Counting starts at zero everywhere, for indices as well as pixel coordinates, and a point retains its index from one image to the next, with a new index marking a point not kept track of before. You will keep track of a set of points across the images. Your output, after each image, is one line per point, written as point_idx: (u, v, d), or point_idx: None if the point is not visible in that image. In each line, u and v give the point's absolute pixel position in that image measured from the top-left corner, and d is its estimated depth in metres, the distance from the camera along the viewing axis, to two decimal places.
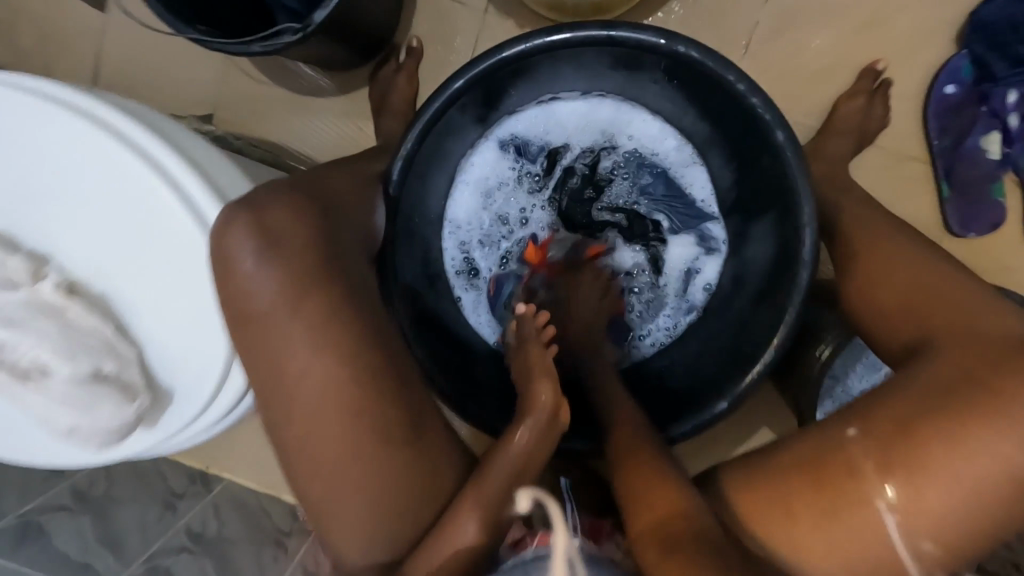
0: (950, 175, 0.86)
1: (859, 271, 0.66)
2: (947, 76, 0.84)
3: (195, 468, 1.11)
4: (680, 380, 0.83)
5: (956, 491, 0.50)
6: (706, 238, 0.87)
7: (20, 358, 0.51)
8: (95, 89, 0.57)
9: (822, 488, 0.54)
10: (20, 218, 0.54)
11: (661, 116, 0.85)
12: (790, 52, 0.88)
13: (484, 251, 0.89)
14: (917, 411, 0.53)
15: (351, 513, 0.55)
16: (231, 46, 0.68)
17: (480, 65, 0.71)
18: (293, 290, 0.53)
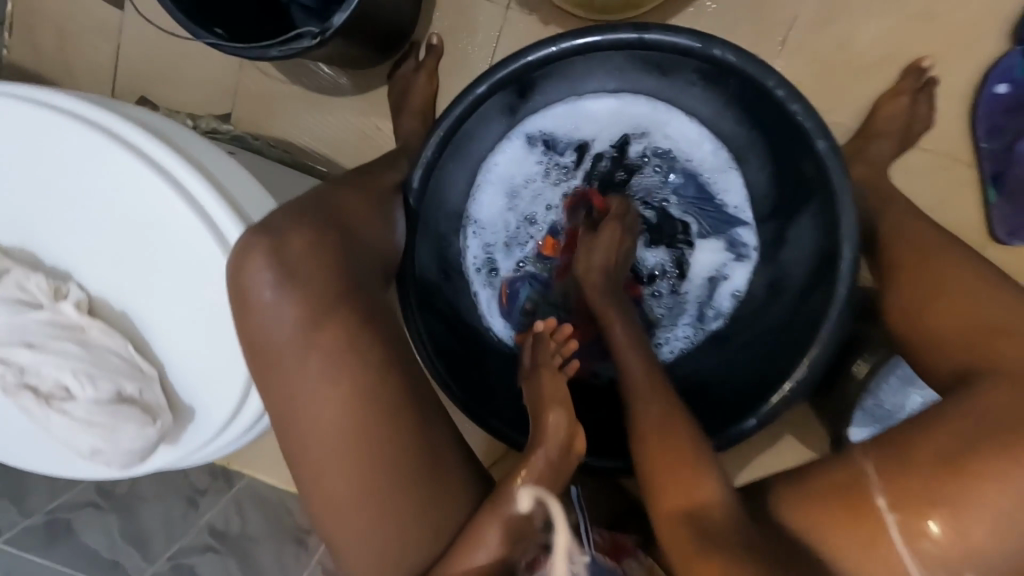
0: (999, 179, 0.81)
1: (899, 285, 0.64)
2: (998, 76, 0.79)
3: (217, 464, 1.13)
4: (697, 382, 0.84)
5: (1000, 529, 0.47)
6: (736, 244, 0.85)
7: (46, 380, 0.53)
8: (121, 110, 0.59)
9: (860, 526, 0.50)
10: (58, 239, 0.57)
11: (697, 118, 0.82)
12: (829, 49, 0.84)
13: (508, 251, 0.87)
14: (970, 445, 0.49)
15: (372, 534, 0.55)
16: (247, 52, 0.66)
17: (512, 64, 0.73)
18: (314, 309, 0.54)
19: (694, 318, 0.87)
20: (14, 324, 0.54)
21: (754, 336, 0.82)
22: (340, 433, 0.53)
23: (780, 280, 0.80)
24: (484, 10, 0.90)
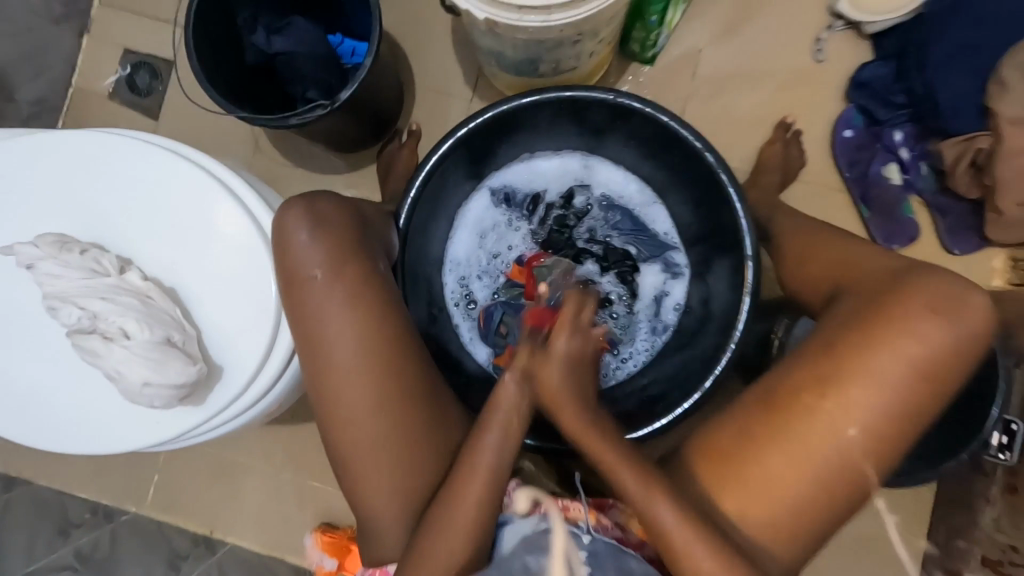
0: (867, 199, 1.04)
1: (794, 249, 0.76)
2: (844, 124, 1.05)
3: (200, 530, 1.13)
4: (657, 387, 0.94)
5: (873, 396, 0.55)
6: (671, 265, 1.01)
7: (112, 323, 0.54)
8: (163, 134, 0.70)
9: (772, 418, 0.58)
10: (99, 225, 0.63)
11: (623, 167, 1.02)
12: (716, 116, 1.08)
13: (481, 285, 1.02)
14: (835, 335, 0.58)
15: (376, 481, 0.60)
16: (272, 121, 0.85)
17: (469, 125, 0.87)
18: (337, 259, 0.59)
19: (646, 333, 1.00)
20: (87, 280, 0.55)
21: (699, 338, 0.93)
22: (334, 390, 0.59)
23: (711, 287, 0.95)
24: (449, 103, 1.11)
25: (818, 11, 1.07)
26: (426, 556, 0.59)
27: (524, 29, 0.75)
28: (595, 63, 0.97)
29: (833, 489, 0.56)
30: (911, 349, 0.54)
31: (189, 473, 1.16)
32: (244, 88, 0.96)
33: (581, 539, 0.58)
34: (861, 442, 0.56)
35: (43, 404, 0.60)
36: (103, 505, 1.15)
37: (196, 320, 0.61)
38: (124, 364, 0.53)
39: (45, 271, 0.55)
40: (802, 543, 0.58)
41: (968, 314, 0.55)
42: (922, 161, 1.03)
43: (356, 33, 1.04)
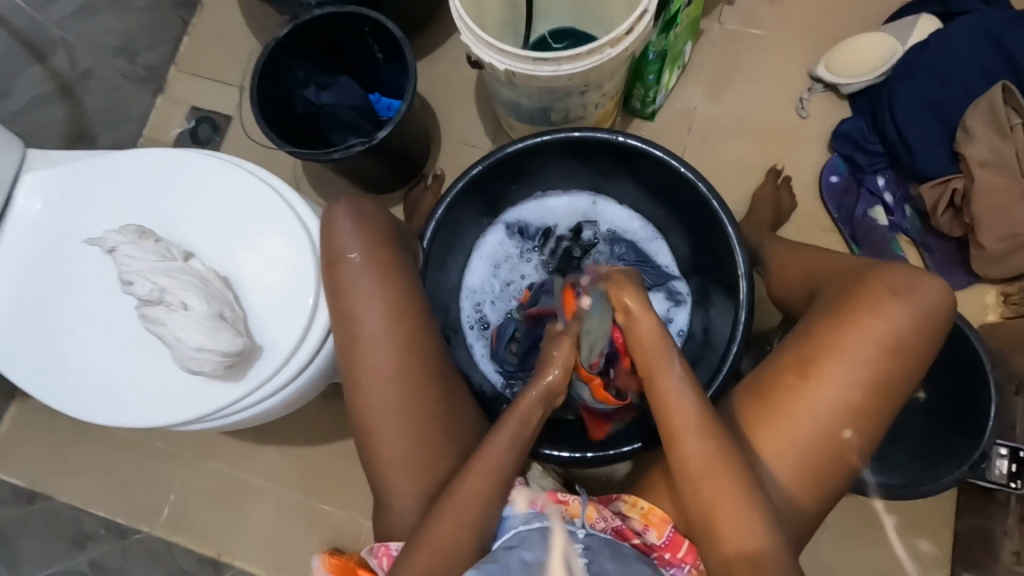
0: (856, 237, 1.12)
1: (781, 267, 0.84)
2: (829, 170, 1.15)
3: (207, 553, 1.10)
4: None
5: (853, 373, 0.62)
6: (674, 293, 1.07)
7: (176, 299, 0.64)
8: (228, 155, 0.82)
9: (765, 398, 0.64)
10: (168, 225, 0.73)
11: (627, 205, 1.12)
12: (713, 163, 1.19)
13: (495, 309, 1.09)
14: (816, 324, 0.66)
15: (396, 456, 0.65)
16: (318, 155, 0.98)
17: (487, 160, 0.97)
18: (370, 247, 0.68)
19: None
20: (157, 265, 0.66)
21: (705, 363, 0.97)
22: (362, 365, 0.66)
23: (712, 317, 1.01)
24: (470, 150, 1.24)
25: (800, 75, 1.20)
26: (436, 531, 0.61)
27: (537, 80, 0.89)
28: (602, 113, 1.10)
29: (824, 457, 0.63)
30: (880, 331, 0.63)
31: (206, 490, 1.12)
32: (294, 132, 1.11)
33: (577, 534, 0.61)
34: (845, 420, 0.62)
35: (101, 372, 0.69)
36: (118, 522, 1.12)
37: (245, 306, 0.70)
38: (182, 332, 0.63)
39: (125, 253, 0.66)
40: (801, 509, 0.63)
41: (920, 294, 0.64)
42: (905, 204, 1.12)
43: (391, 90, 1.18)
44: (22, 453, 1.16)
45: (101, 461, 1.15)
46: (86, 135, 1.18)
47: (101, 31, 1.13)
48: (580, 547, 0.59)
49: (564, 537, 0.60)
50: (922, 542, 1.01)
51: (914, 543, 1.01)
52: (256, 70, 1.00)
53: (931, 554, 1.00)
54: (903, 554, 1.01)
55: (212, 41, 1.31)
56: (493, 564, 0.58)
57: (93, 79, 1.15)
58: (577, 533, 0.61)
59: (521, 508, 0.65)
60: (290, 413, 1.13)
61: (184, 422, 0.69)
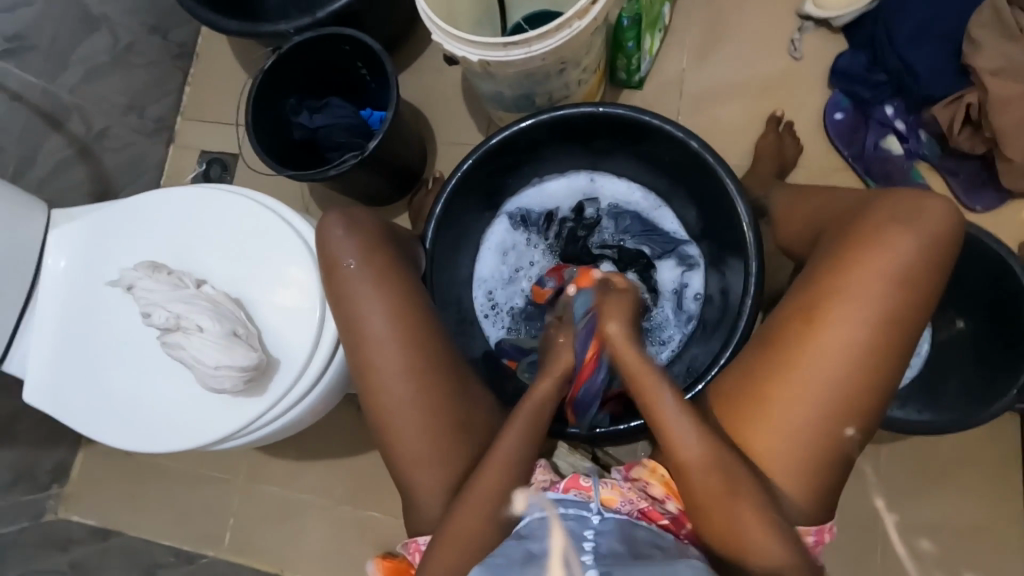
0: (870, 173, 1.07)
1: (789, 213, 0.81)
2: (832, 108, 1.10)
3: (268, 569, 1.14)
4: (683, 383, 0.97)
5: (866, 310, 0.60)
6: (685, 258, 1.05)
7: (190, 323, 0.68)
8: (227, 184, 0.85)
9: (778, 349, 0.63)
10: (181, 258, 0.77)
11: (625, 177, 1.09)
12: (709, 122, 1.16)
13: (507, 296, 1.10)
14: (820, 267, 0.64)
15: (415, 449, 0.66)
16: (315, 174, 1.01)
17: (477, 153, 0.96)
18: (366, 252, 0.70)
19: (673, 327, 1.03)
20: (172, 294, 0.70)
21: (726, 322, 0.95)
22: (370, 365, 0.67)
23: (728, 278, 0.98)
24: (464, 149, 1.25)
25: (788, 18, 1.16)
26: (462, 518, 0.62)
27: (512, 65, 0.90)
28: (587, 90, 1.10)
29: (852, 402, 0.60)
30: (885, 263, 0.60)
31: (260, 510, 1.17)
32: (292, 157, 1.14)
33: (589, 520, 0.59)
34: (862, 362, 0.60)
35: (137, 403, 0.74)
36: (185, 549, 1.18)
37: (258, 324, 0.73)
38: (200, 352, 0.67)
39: (143, 287, 0.70)
40: (831, 459, 0.61)
41: (924, 217, 0.61)
42: (920, 130, 1.06)
43: (379, 103, 1.19)
44: (93, 494, 1.24)
45: (163, 493, 1.22)
46: (109, 191, 1.26)
47: (110, 93, 1.21)
48: (589, 533, 0.57)
49: (574, 522, 0.59)
50: (923, 545, 0.94)
51: (914, 543, 0.94)
52: (249, 106, 1.04)
53: (931, 555, 0.93)
54: (902, 556, 0.94)
55: (212, 87, 1.37)
56: (495, 559, 0.56)
57: (108, 138, 1.23)
58: (590, 519, 0.59)
59: (523, 499, 0.63)
60: (328, 429, 1.17)
61: (213, 442, 0.73)
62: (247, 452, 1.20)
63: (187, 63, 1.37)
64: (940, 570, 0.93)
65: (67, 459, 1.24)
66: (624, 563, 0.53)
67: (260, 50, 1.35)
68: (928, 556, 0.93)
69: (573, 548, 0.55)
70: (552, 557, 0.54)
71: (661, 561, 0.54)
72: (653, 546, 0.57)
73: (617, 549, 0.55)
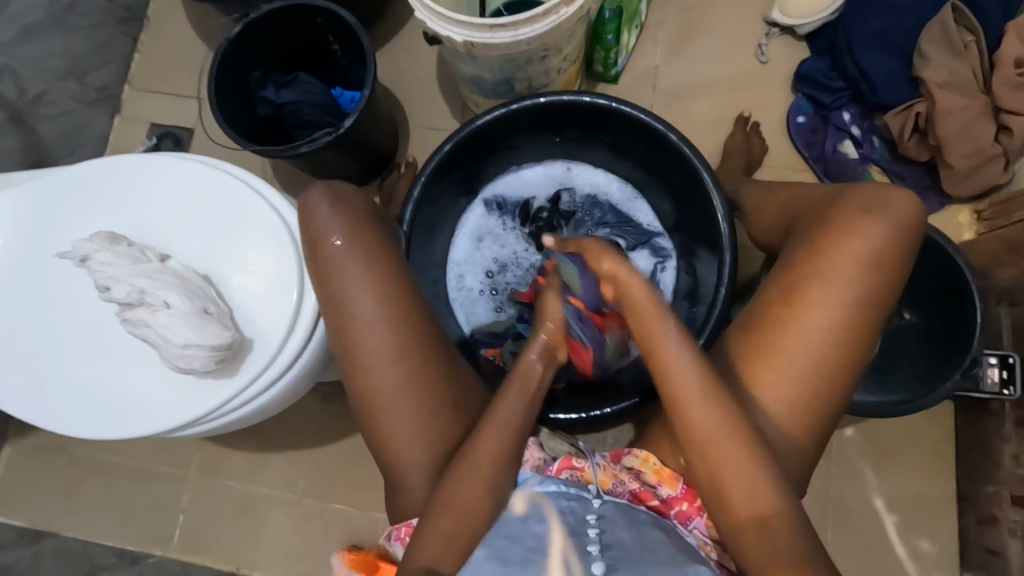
0: (828, 174, 1.13)
1: (763, 205, 0.84)
2: (795, 112, 1.16)
3: (225, 567, 1.08)
4: None
5: (841, 294, 0.63)
6: (658, 250, 1.07)
7: (155, 301, 0.63)
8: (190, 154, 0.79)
9: (757, 332, 0.65)
10: (141, 231, 0.72)
11: (602, 168, 1.10)
12: (681, 119, 1.19)
13: (479, 281, 1.09)
14: (796, 254, 0.67)
15: (401, 432, 0.65)
16: (286, 150, 0.96)
17: (456, 137, 0.95)
18: (353, 227, 0.67)
19: None
20: (132, 270, 0.64)
21: (698, 314, 0.98)
22: (356, 346, 0.65)
23: (699, 270, 1.01)
24: (439, 134, 1.22)
25: (755, 22, 1.21)
26: (451, 502, 0.60)
27: (497, 47, 0.89)
28: (565, 80, 1.10)
29: (830, 381, 0.63)
30: (857, 251, 0.64)
31: (216, 506, 1.10)
32: (257, 134, 1.08)
33: (591, 503, 0.62)
34: (837, 344, 0.63)
35: (90, 387, 0.68)
36: (129, 550, 1.10)
37: (230, 302, 0.69)
38: (168, 331, 0.62)
39: (100, 261, 0.64)
40: (809, 438, 0.64)
41: (892, 207, 0.65)
42: (873, 135, 1.13)
43: (351, 82, 1.15)
44: (21, 493, 1.13)
45: (104, 490, 1.13)
46: (45, 162, 1.15)
47: (48, 56, 1.10)
48: (593, 517, 0.60)
49: (579, 504, 0.61)
50: (922, 545, 1.00)
51: (914, 544, 1.00)
52: (211, 75, 0.97)
53: (931, 556, 0.99)
54: (904, 557, 1.00)
55: (164, 56, 1.28)
56: (503, 542, 0.59)
57: (46, 104, 1.12)
58: (592, 502, 0.62)
59: (522, 501, 0.62)
60: (291, 418, 1.12)
61: (179, 427, 0.68)
62: (199, 444, 1.13)
63: (136, 27, 1.28)
64: (939, 570, 0.99)
65: None
66: (631, 558, 0.58)
67: (219, 20, 1.28)
68: (928, 556, 1.00)
69: (574, 542, 0.58)
70: (552, 554, 0.57)
71: (667, 559, 0.58)
72: (659, 537, 0.60)
73: (624, 541, 0.59)
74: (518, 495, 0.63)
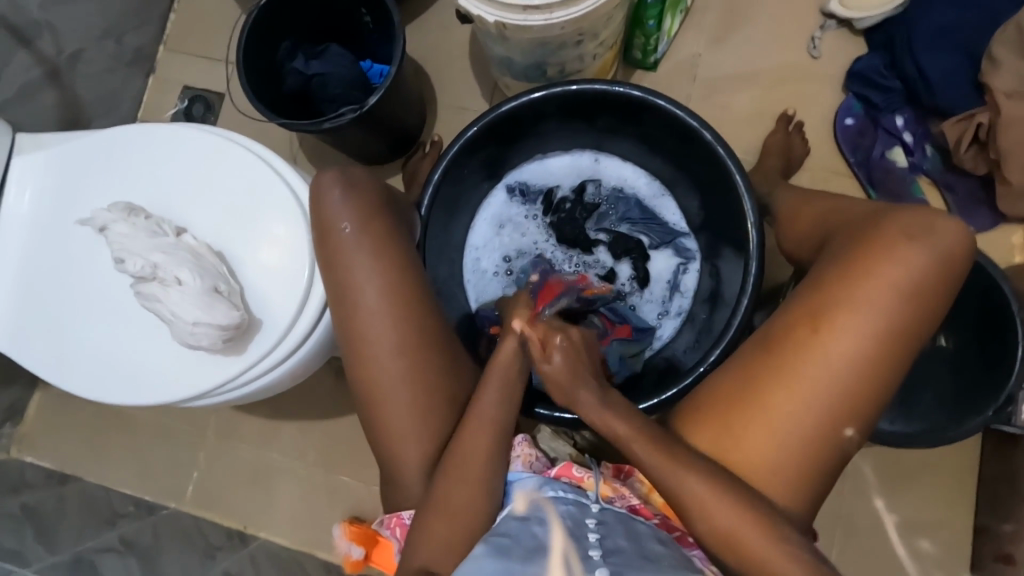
0: (873, 181, 1.06)
1: (793, 217, 0.80)
2: (844, 113, 1.09)
3: (234, 525, 1.12)
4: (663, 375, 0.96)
5: (868, 323, 0.60)
6: (682, 250, 1.03)
7: (167, 276, 0.64)
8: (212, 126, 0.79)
9: (773, 355, 0.63)
10: (160, 202, 0.72)
11: (631, 161, 1.06)
12: (721, 112, 1.14)
13: (495, 267, 1.07)
14: (824, 276, 0.63)
15: (399, 426, 0.65)
16: (309, 124, 0.95)
17: (483, 120, 0.92)
18: (366, 216, 0.67)
19: (662, 320, 1.02)
20: (147, 244, 0.65)
21: (716, 319, 0.95)
22: (360, 336, 0.65)
23: (722, 274, 0.97)
24: (466, 113, 1.19)
25: (811, 12, 1.13)
26: (445, 497, 0.61)
27: (529, 30, 0.85)
28: (600, 65, 1.05)
29: (845, 416, 0.60)
30: (891, 280, 0.60)
31: (229, 466, 1.14)
32: (283, 104, 1.07)
33: (589, 509, 0.60)
34: (857, 376, 0.60)
35: (104, 353, 0.70)
36: (146, 500, 1.14)
37: (242, 280, 0.69)
38: (178, 306, 0.63)
39: (117, 231, 0.65)
40: (816, 472, 0.62)
41: (934, 235, 0.61)
42: (926, 143, 1.05)
43: (381, 55, 1.13)
44: (52, 436, 1.19)
45: (125, 442, 1.18)
46: (82, 120, 1.17)
47: (85, 13, 1.10)
48: (592, 522, 0.58)
49: (576, 510, 0.59)
50: (923, 545, 0.98)
51: (914, 544, 0.98)
52: (241, 42, 0.95)
53: (931, 556, 0.97)
54: (904, 555, 0.98)
55: (198, 17, 1.27)
56: (502, 538, 0.56)
57: (82, 62, 1.13)
58: (590, 508, 0.60)
59: (523, 499, 0.62)
60: (303, 390, 1.14)
61: (187, 399, 0.70)
62: (215, 407, 1.16)
63: None
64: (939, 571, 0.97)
65: (23, 400, 1.18)
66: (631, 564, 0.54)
67: None
68: (928, 556, 0.97)
69: (574, 544, 0.55)
70: (552, 553, 0.54)
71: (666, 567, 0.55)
72: (656, 549, 0.57)
73: (623, 548, 0.55)
74: (521, 495, 0.62)
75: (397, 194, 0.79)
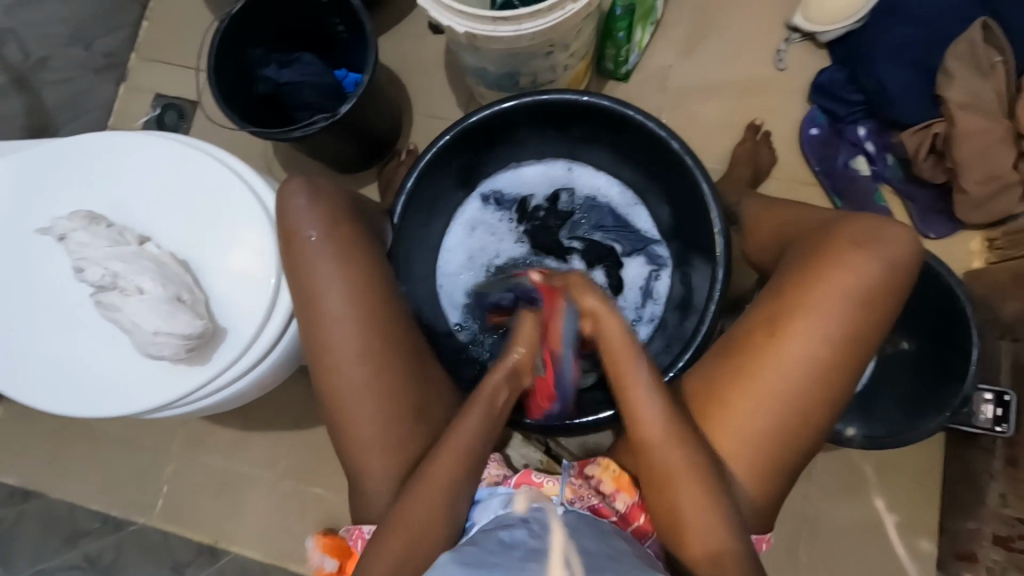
0: (837, 190, 1.09)
1: (758, 225, 0.82)
2: (808, 123, 1.12)
3: (204, 540, 1.09)
4: None
5: (825, 326, 0.61)
6: (654, 258, 1.05)
7: (128, 286, 0.63)
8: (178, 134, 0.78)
9: (735, 358, 0.64)
10: (123, 211, 0.71)
11: (603, 171, 1.07)
12: (691, 123, 1.16)
13: (469, 274, 1.07)
14: (784, 281, 0.65)
15: (365, 435, 0.64)
16: (280, 133, 0.94)
17: (455, 129, 0.93)
18: (333, 225, 0.67)
19: (635, 327, 1.03)
20: (108, 252, 0.64)
21: (687, 326, 0.96)
22: (325, 345, 0.64)
23: (693, 280, 0.99)
24: (441, 123, 1.20)
25: (776, 26, 1.16)
26: (411, 507, 0.61)
27: (498, 41, 0.86)
28: (572, 76, 1.07)
29: (805, 418, 0.62)
30: (847, 285, 0.62)
31: (199, 479, 1.12)
32: (255, 112, 1.07)
33: (556, 512, 0.59)
34: (816, 378, 0.61)
35: (61, 365, 0.68)
36: (112, 515, 1.11)
37: (206, 289, 0.69)
38: (139, 316, 0.62)
39: (77, 239, 0.64)
40: (778, 474, 0.63)
41: (888, 242, 0.63)
42: (887, 153, 1.09)
43: (355, 64, 1.13)
44: (14, 451, 1.16)
45: (92, 456, 1.15)
46: (48, 127, 1.15)
47: (53, 19, 1.09)
48: (564, 523, 0.57)
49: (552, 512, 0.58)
50: (919, 545, 0.99)
51: (913, 545, 0.99)
52: (211, 50, 0.95)
53: (929, 556, 0.99)
54: (902, 556, 0.99)
55: (171, 25, 1.26)
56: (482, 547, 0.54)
57: (49, 69, 1.11)
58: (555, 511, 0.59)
59: (522, 501, 0.61)
60: (276, 400, 1.12)
61: (148, 411, 0.68)
62: (185, 418, 1.14)
63: None
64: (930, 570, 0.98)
65: None
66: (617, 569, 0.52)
67: None
68: (921, 557, 0.99)
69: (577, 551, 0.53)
70: (553, 552, 0.52)
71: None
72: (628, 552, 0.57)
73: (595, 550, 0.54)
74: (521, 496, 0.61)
75: (366, 203, 0.79)
